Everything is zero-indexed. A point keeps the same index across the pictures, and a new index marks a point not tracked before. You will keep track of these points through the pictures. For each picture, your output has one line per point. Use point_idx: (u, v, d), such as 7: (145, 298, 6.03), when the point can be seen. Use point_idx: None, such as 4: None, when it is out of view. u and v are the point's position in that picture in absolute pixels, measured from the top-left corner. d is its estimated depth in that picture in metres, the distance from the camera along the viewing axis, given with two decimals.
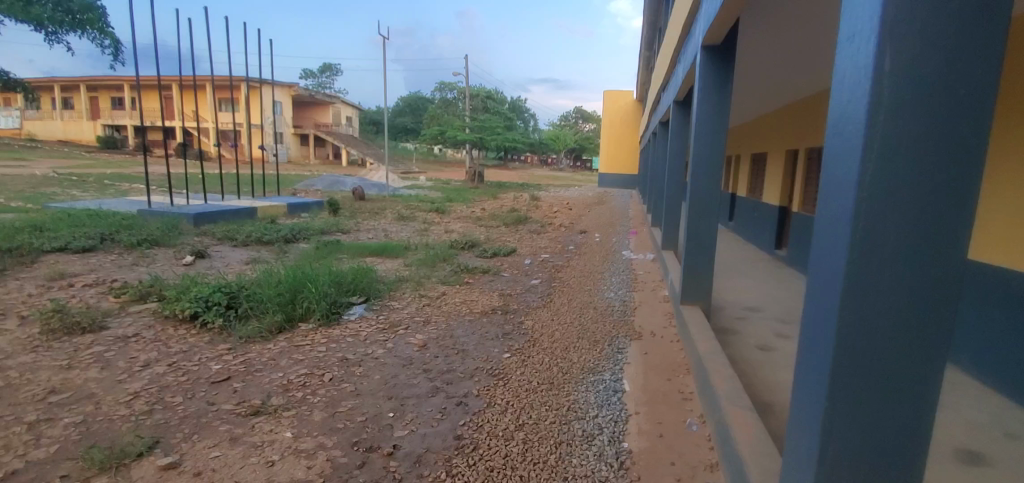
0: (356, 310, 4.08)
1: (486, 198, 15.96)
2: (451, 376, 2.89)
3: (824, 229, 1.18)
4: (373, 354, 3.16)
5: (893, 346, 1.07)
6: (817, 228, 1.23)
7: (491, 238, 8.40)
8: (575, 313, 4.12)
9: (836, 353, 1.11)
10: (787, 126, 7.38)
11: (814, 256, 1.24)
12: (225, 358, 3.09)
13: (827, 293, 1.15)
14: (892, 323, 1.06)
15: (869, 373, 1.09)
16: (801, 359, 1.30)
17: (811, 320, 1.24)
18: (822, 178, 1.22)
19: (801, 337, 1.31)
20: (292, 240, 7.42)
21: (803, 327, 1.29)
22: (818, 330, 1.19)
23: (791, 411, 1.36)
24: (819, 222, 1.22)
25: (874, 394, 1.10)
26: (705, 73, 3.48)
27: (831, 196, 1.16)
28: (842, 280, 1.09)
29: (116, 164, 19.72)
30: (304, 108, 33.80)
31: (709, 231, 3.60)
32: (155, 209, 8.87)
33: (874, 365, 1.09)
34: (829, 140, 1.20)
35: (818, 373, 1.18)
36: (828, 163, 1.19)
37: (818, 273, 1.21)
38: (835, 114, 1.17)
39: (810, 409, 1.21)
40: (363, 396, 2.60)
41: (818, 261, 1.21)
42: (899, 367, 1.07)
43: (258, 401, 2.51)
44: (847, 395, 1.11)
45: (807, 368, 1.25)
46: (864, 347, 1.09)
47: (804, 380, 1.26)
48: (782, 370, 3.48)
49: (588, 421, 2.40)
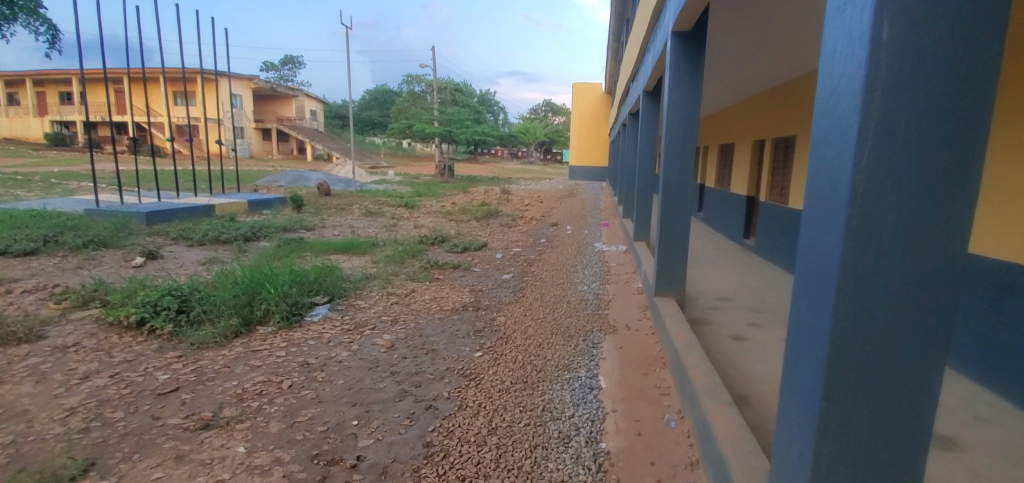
0: (319, 310, 3.88)
1: (456, 193, 15.76)
2: (420, 378, 2.75)
3: (813, 217, 1.11)
4: (336, 358, 2.99)
5: (890, 339, 0.99)
6: (805, 216, 1.15)
7: (461, 232, 8.24)
8: (548, 307, 4.03)
9: (832, 350, 1.03)
10: (755, 116, 7.45)
11: (803, 245, 1.16)
12: (174, 368, 2.87)
13: (820, 285, 1.07)
14: (891, 316, 0.98)
15: (866, 370, 1.01)
16: (790, 354, 1.22)
17: (801, 314, 1.16)
18: (811, 159, 1.14)
19: (789, 331, 1.23)
20: (252, 238, 7.10)
21: (791, 321, 1.21)
22: (810, 324, 1.11)
23: (780, 408, 1.28)
24: (807, 208, 1.14)
25: (870, 393, 1.02)
26: (676, 60, 3.40)
27: (823, 180, 1.07)
28: (837, 270, 1.00)
29: (63, 161, 18.61)
30: (266, 101, 32.70)
31: (682, 222, 3.56)
32: (103, 208, 8.35)
33: (872, 360, 1.01)
34: (817, 120, 1.12)
35: (810, 372, 1.10)
36: (816, 145, 1.11)
37: (809, 263, 1.13)
38: (825, 91, 1.08)
39: (802, 408, 1.14)
40: (326, 404, 2.43)
41: (809, 251, 1.13)
42: (896, 363, 1.00)
43: (209, 413, 2.33)
44: (843, 395, 1.04)
45: (798, 365, 1.17)
46: (860, 343, 1.01)
47: (795, 378, 1.18)
48: (756, 359, 3.47)
49: (563, 421, 2.30)
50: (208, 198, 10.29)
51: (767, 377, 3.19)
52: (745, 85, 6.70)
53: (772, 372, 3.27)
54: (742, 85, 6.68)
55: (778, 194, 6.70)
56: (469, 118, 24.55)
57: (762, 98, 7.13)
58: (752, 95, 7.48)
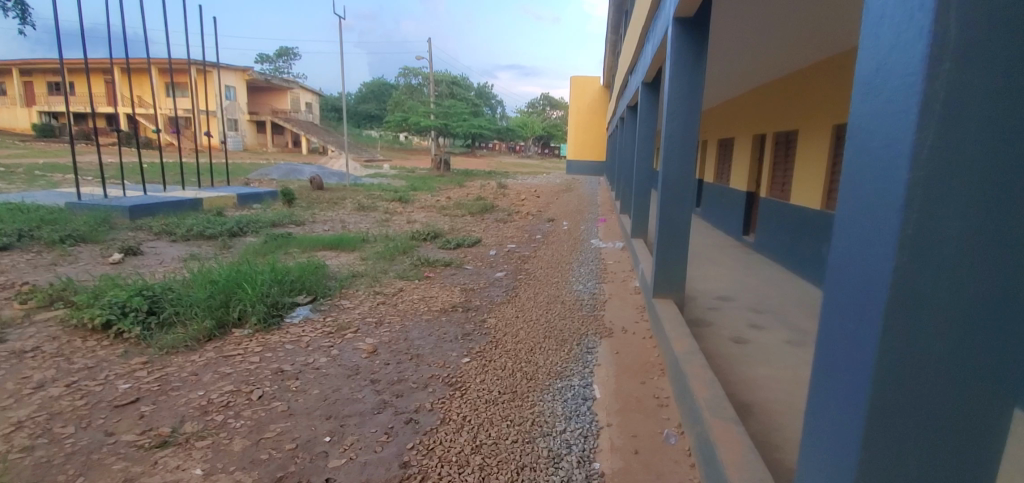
0: (300, 311, 3.68)
1: (452, 186, 15.56)
2: (402, 387, 2.56)
3: (853, 221, 0.92)
4: (313, 364, 2.79)
5: (946, 368, 0.82)
6: (842, 220, 0.97)
7: (455, 228, 8.04)
8: (541, 308, 3.85)
9: (876, 386, 0.85)
10: (756, 109, 7.26)
11: (837, 255, 0.98)
12: (138, 376, 2.69)
13: (862, 303, 0.88)
14: (949, 341, 0.81)
15: (918, 409, 0.84)
16: (820, 379, 1.05)
17: (836, 338, 0.98)
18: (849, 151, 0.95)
19: (819, 354, 1.06)
20: (238, 233, 6.89)
21: (824, 344, 1.04)
22: (846, 352, 0.94)
23: (809, 438, 1.12)
24: (843, 210, 0.97)
25: (922, 438, 0.85)
26: (677, 48, 3.19)
27: (866, 178, 0.89)
28: (886, 291, 0.82)
29: (51, 154, 18.30)
30: (260, 93, 32.33)
31: (683, 221, 3.36)
32: (86, 201, 8.12)
33: (923, 393, 0.84)
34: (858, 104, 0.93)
35: (847, 408, 0.93)
36: (856, 135, 0.93)
37: (845, 279, 0.95)
38: (869, 69, 0.90)
39: (836, 451, 0.97)
40: (297, 417, 2.25)
41: (845, 261, 0.95)
42: (953, 396, 0.83)
43: (167, 429, 2.16)
44: (887, 440, 0.87)
45: (832, 398, 1.00)
46: (912, 375, 0.84)
47: (828, 411, 1.01)
48: (759, 365, 3.30)
49: (554, 437, 2.12)
50: (196, 191, 10.05)
51: (771, 385, 3.02)
52: (747, 77, 6.50)
53: (776, 379, 3.09)
54: (744, 77, 6.49)
55: (779, 190, 6.53)
56: (465, 111, 24.26)
57: (763, 90, 6.94)
58: (753, 88, 7.29)
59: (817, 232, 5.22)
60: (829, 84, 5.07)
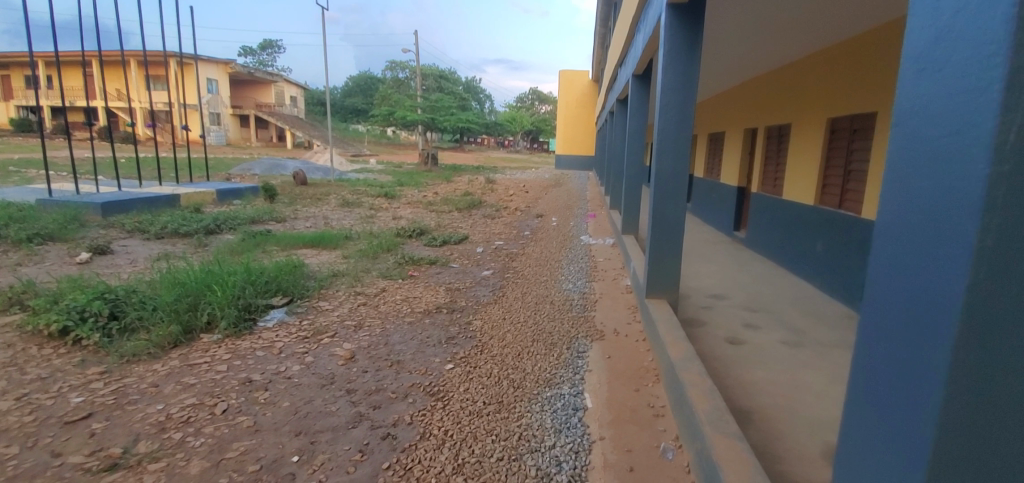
0: (274, 315, 3.48)
1: (439, 182, 15.33)
2: (380, 398, 2.38)
3: (913, 222, 0.86)
4: (285, 373, 2.59)
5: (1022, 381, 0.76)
6: (896, 222, 0.91)
7: (441, 224, 7.84)
8: (530, 309, 3.69)
9: (946, 404, 0.79)
10: (748, 103, 7.17)
11: (887, 256, 0.93)
12: (94, 388, 2.49)
13: (926, 312, 0.82)
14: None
15: (990, 427, 0.78)
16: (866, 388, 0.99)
17: (896, 349, 0.90)
18: (906, 141, 0.90)
19: (867, 360, 0.99)
20: (215, 231, 6.62)
21: (874, 349, 0.97)
22: (904, 364, 0.87)
23: (849, 451, 1.05)
24: (892, 208, 0.92)
25: (994, 458, 0.79)
26: (671, 36, 3.02)
27: (931, 176, 0.82)
28: (959, 301, 0.75)
29: (25, 149, 17.75)
30: (244, 87, 31.70)
31: (676, 219, 3.22)
32: (56, 197, 7.79)
33: (996, 408, 0.78)
34: (926, 87, 0.85)
35: (906, 425, 0.86)
36: (921, 124, 0.85)
37: (899, 282, 0.89)
38: (932, 55, 0.83)
39: (892, 475, 0.89)
40: (264, 433, 2.07)
41: (902, 264, 0.88)
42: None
43: (119, 449, 1.97)
44: (953, 463, 0.80)
45: (883, 412, 0.93)
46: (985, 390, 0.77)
47: (877, 427, 0.94)
48: (756, 367, 3.19)
49: (541, 454, 1.97)
50: (173, 187, 9.72)
51: (769, 389, 2.90)
52: (740, 69, 6.39)
53: (774, 382, 2.98)
54: (738, 70, 6.37)
55: (771, 185, 6.45)
56: (452, 105, 23.99)
57: (755, 84, 6.84)
58: (745, 81, 7.18)
59: (811, 229, 5.13)
60: (824, 75, 4.97)
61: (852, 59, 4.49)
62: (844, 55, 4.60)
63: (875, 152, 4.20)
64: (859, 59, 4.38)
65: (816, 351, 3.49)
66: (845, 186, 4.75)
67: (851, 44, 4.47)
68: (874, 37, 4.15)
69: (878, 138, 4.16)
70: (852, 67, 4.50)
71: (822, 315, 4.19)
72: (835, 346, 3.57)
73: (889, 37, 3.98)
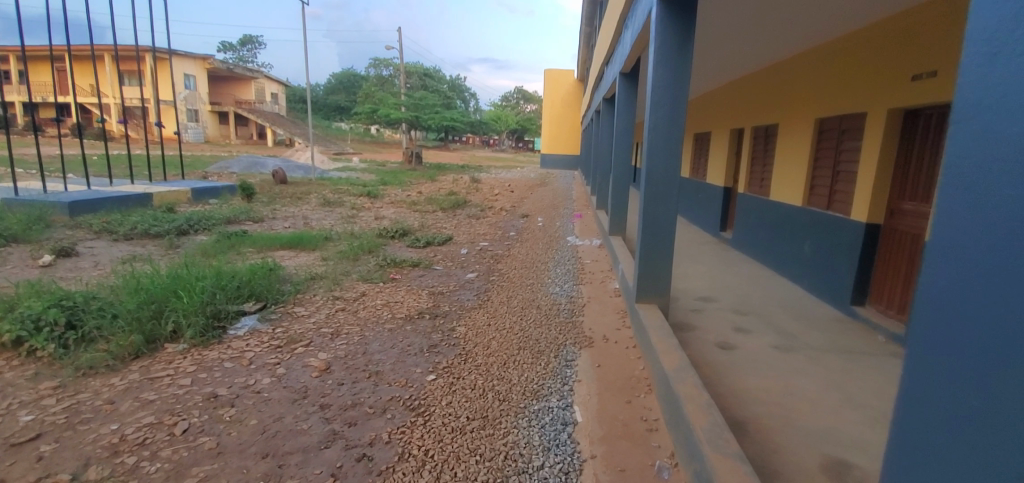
0: (246, 322, 3.28)
1: (423, 181, 15.11)
2: (356, 414, 2.23)
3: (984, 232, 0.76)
4: (254, 387, 2.42)
5: None
6: (954, 229, 0.82)
7: (425, 225, 7.67)
8: (516, 314, 3.56)
9: None
10: (734, 103, 7.13)
11: (943, 268, 0.83)
12: (44, 405, 2.28)
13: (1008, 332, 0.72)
14: None
15: None
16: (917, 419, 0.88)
17: (957, 374, 0.80)
18: (970, 140, 0.80)
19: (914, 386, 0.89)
20: (188, 232, 6.37)
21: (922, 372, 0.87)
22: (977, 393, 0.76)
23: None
24: (949, 214, 0.83)
25: None
26: (662, 32, 2.91)
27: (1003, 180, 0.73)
28: None
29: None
30: (223, 83, 31.03)
31: (668, 220, 3.10)
32: (20, 196, 7.44)
33: None
34: (1000, 82, 0.75)
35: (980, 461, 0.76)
36: (995, 124, 0.75)
37: (962, 298, 0.79)
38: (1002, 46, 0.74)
39: None
40: (227, 456, 1.90)
41: (968, 279, 0.78)
42: None
43: (65, 476, 1.79)
44: None
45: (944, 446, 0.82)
46: None
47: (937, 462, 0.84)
48: (749, 374, 3.10)
49: (528, 476, 1.83)
50: (146, 186, 9.37)
51: (763, 397, 2.81)
52: (727, 69, 6.34)
53: (767, 390, 2.90)
54: (725, 69, 6.32)
55: (757, 185, 6.42)
56: (437, 103, 23.75)
57: (741, 84, 6.80)
58: (731, 81, 7.15)
59: (799, 230, 5.09)
60: (813, 75, 4.93)
61: (841, 59, 4.44)
62: (833, 55, 4.55)
63: (865, 153, 4.15)
64: (848, 59, 4.33)
65: (808, 355, 3.42)
66: (834, 187, 4.70)
67: (840, 44, 4.43)
68: (864, 37, 4.11)
69: (868, 139, 4.11)
70: (841, 67, 4.45)
71: (812, 318, 4.14)
72: (826, 350, 3.51)
73: (879, 36, 3.93)
